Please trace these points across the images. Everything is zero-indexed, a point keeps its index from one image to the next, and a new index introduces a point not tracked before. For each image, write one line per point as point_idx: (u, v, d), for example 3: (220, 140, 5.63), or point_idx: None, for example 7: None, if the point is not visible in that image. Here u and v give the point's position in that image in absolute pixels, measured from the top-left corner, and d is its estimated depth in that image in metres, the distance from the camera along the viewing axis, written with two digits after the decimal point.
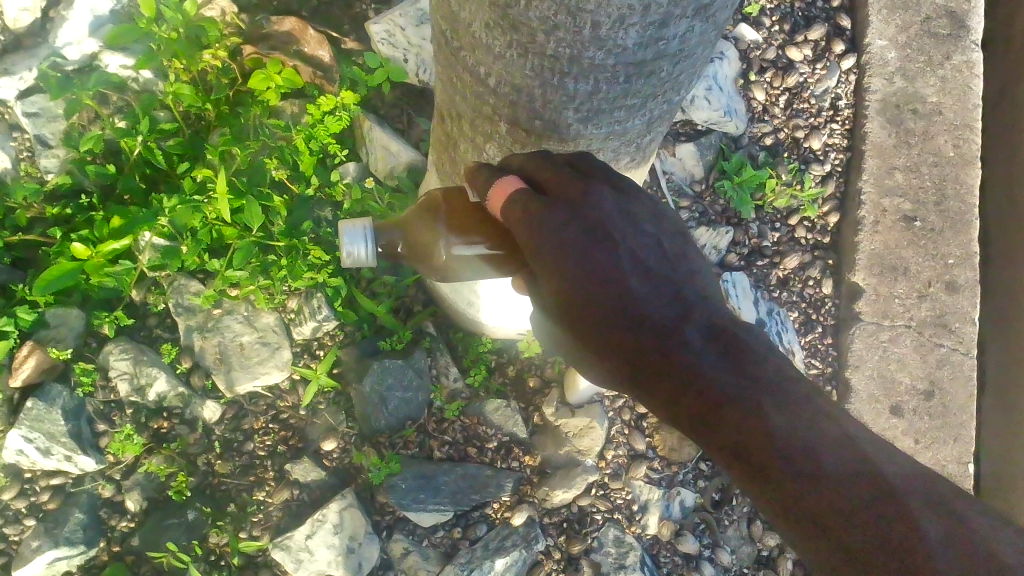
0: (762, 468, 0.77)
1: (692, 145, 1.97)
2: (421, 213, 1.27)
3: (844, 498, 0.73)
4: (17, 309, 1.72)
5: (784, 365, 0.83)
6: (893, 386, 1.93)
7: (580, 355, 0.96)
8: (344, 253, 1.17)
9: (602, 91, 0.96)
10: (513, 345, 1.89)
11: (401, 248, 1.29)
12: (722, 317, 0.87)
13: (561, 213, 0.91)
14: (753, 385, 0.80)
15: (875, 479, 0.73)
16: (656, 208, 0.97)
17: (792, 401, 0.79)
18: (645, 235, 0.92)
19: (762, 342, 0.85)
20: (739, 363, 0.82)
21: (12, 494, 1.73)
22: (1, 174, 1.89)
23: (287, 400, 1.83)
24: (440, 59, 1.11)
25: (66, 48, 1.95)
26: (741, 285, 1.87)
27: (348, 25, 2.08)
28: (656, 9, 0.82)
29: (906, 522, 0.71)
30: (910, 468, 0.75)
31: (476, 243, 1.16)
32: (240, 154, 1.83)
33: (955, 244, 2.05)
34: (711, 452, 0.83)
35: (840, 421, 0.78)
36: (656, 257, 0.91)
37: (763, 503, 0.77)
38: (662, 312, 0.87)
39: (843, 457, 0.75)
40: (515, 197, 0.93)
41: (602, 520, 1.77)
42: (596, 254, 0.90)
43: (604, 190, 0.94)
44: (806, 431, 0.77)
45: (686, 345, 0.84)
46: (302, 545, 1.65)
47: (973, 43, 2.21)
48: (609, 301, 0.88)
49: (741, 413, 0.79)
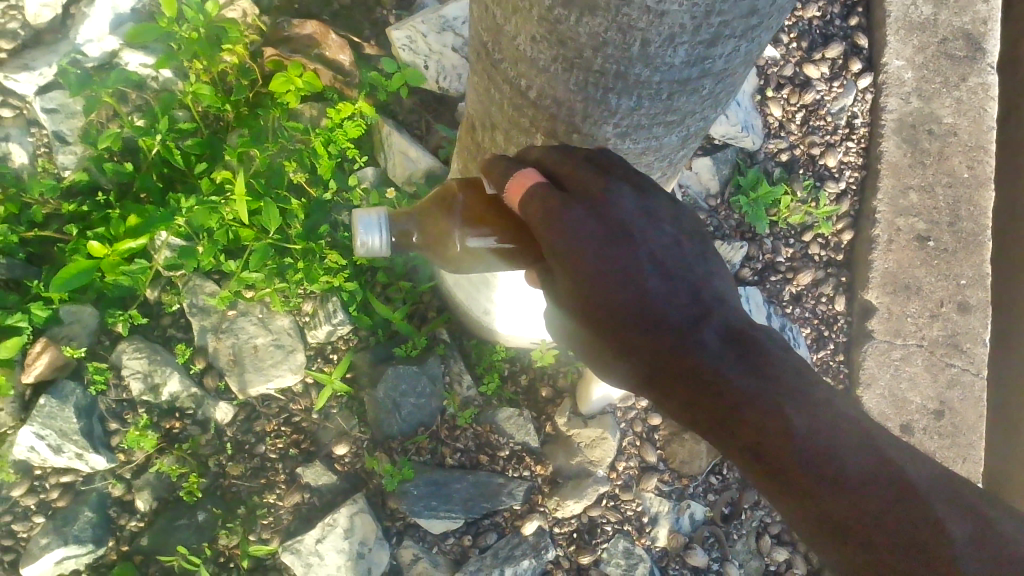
0: (783, 472, 0.74)
1: (709, 159, 1.98)
2: (436, 203, 1.23)
3: (869, 499, 0.71)
4: (31, 305, 1.72)
5: (805, 370, 0.79)
6: (903, 405, 1.95)
7: (593, 352, 0.92)
8: (358, 242, 1.15)
9: (644, 108, 0.97)
10: (526, 353, 1.89)
11: (415, 238, 1.26)
12: (739, 319, 0.83)
13: (581, 210, 0.86)
14: (774, 389, 0.76)
15: (899, 481, 0.71)
16: (675, 204, 0.92)
17: (816, 407, 0.75)
18: (664, 232, 0.87)
19: (782, 347, 0.81)
20: (759, 369, 0.78)
21: (21, 491, 1.72)
22: (19, 170, 1.90)
23: (299, 403, 1.82)
24: (477, 68, 1.12)
25: (86, 45, 1.95)
26: (755, 299, 1.88)
27: (368, 31, 2.08)
28: (707, 29, 0.82)
29: (932, 523, 0.69)
30: (935, 467, 0.72)
31: (487, 235, 1.14)
32: (259, 156, 1.83)
33: (968, 265, 2.06)
34: (729, 456, 0.79)
35: (865, 423, 0.75)
36: (675, 256, 0.86)
37: (785, 507, 0.74)
38: (681, 315, 0.83)
39: (867, 458, 0.72)
40: (533, 192, 0.89)
41: (612, 532, 1.77)
42: (615, 253, 0.85)
43: (624, 185, 0.89)
44: (829, 433, 0.73)
45: (702, 346, 0.81)
46: (312, 549, 1.65)
47: (990, 65, 2.22)
48: (626, 303, 0.84)
49: (761, 417, 0.75)
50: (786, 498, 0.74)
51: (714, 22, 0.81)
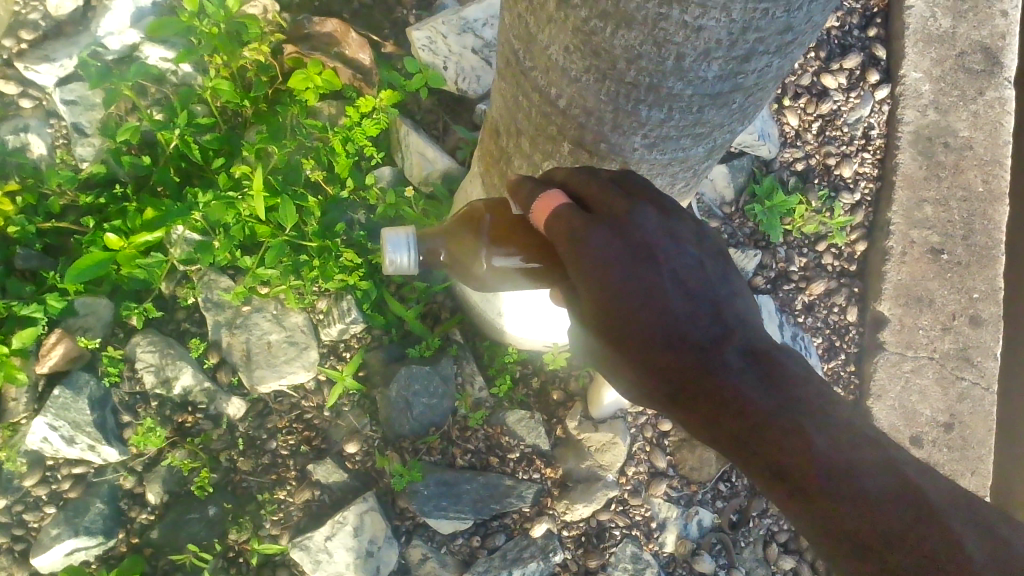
0: (803, 489, 0.75)
1: (725, 167, 1.99)
2: (464, 222, 1.23)
3: (887, 517, 0.71)
4: (48, 296, 1.73)
5: (825, 390, 0.80)
6: (913, 417, 1.96)
7: (615, 370, 0.91)
8: (386, 261, 1.15)
9: (673, 120, 0.98)
10: (539, 355, 1.89)
11: (443, 256, 1.26)
12: (760, 339, 0.84)
13: (606, 231, 0.86)
14: (796, 407, 0.78)
15: (917, 499, 0.71)
16: (699, 226, 0.92)
17: (837, 425, 0.76)
18: (687, 252, 0.87)
19: (802, 365, 0.82)
20: (781, 389, 0.79)
21: (33, 481, 1.72)
22: (37, 161, 1.91)
23: (312, 400, 1.83)
24: (506, 75, 1.12)
25: (106, 38, 1.97)
26: (767, 307, 1.88)
27: (388, 30, 2.09)
28: (742, 44, 0.83)
29: (948, 540, 0.69)
30: (950, 485, 0.73)
31: (513, 255, 1.14)
32: (277, 152, 1.84)
33: (980, 278, 2.06)
34: (751, 474, 0.80)
35: (883, 445, 0.75)
36: (699, 276, 0.86)
37: (806, 524, 0.75)
38: (702, 333, 0.83)
39: (886, 479, 0.73)
40: (559, 215, 0.89)
41: (620, 537, 1.78)
42: (639, 274, 0.84)
43: (648, 207, 0.89)
44: (850, 453, 0.74)
45: (725, 366, 0.81)
46: (321, 546, 1.66)
47: (1007, 79, 2.23)
48: (650, 322, 0.84)
49: (782, 436, 0.77)
50: (807, 514, 0.75)
51: (750, 38, 0.82)
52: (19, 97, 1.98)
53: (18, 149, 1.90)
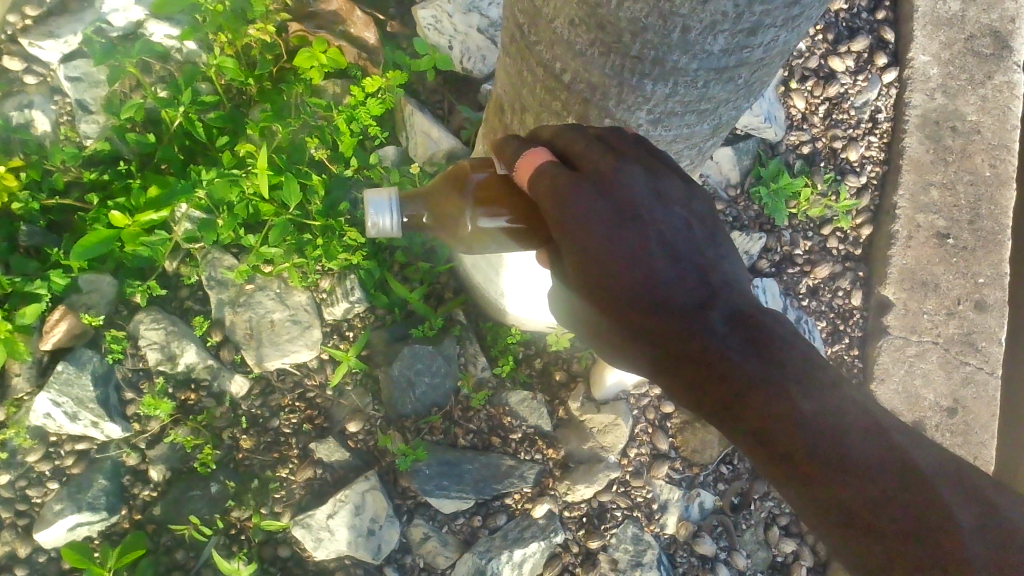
0: (786, 454, 0.73)
1: (730, 149, 1.99)
2: (450, 182, 1.22)
3: (874, 486, 0.69)
4: (52, 273, 1.74)
5: (813, 354, 0.78)
6: (915, 401, 1.95)
7: (602, 335, 0.92)
8: (369, 224, 1.14)
9: (678, 95, 0.98)
10: (542, 336, 1.89)
11: (426, 218, 1.26)
12: (748, 303, 0.83)
13: (593, 189, 0.85)
14: (781, 372, 0.76)
15: (904, 464, 0.70)
16: (688, 187, 0.91)
17: (820, 386, 0.75)
18: (675, 214, 0.87)
19: (785, 325, 0.81)
20: (767, 354, 0.78)
21: (36, 457, 1.73)
22: (41, 138, 1.91)
23: (315, 378, 1.82)
24: (509, 47, 1.12)
25: (112, 14, 1.99)
26: (772, 290, 1.88)
27: (394, 8, 2.09)
28: (749, 17, 0.82)
29: (938, 508, 0.67)
30: (941, 451, 0.71)
31: (501, 215, 1.12)
32: (281, 130, 1.85)
33: (986, 263, 2.05)
34: (737, 442, 0.79)
35: (870, 411, 0.74)
36: (686, 240, 0.86)
37: (789, 491, 0.74)
38: (689, 296, 0.83)
39: (871, 444, 0.71)
40: (542, 173, 0.87)
41: (621, 517, 1.77)
42: (625, 235, 0.84)
43: (635, 165, 0.88)
44: (835, 414, 0.73)
45: (710, 329, 0.81)
46: (323, 524, 1.65)
47: (1016, 63, 2.22)
48: (633, 286, 0.84)
49: (769, 398, 0.75)
50: (792, 483, 0.73)
51: (756, 11, 0.81)
52: (23, 74, 1.99)
53: (22, 125, 1.91)
